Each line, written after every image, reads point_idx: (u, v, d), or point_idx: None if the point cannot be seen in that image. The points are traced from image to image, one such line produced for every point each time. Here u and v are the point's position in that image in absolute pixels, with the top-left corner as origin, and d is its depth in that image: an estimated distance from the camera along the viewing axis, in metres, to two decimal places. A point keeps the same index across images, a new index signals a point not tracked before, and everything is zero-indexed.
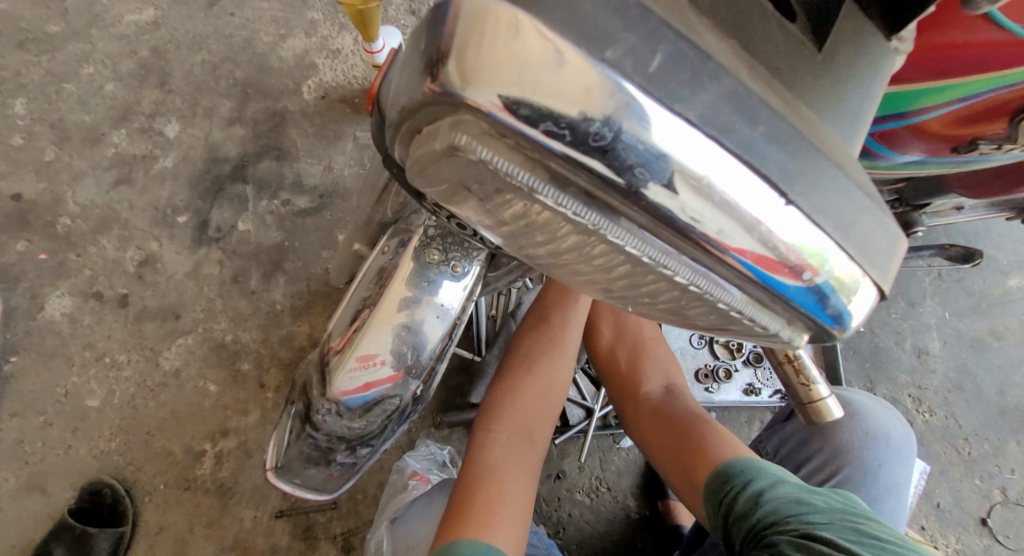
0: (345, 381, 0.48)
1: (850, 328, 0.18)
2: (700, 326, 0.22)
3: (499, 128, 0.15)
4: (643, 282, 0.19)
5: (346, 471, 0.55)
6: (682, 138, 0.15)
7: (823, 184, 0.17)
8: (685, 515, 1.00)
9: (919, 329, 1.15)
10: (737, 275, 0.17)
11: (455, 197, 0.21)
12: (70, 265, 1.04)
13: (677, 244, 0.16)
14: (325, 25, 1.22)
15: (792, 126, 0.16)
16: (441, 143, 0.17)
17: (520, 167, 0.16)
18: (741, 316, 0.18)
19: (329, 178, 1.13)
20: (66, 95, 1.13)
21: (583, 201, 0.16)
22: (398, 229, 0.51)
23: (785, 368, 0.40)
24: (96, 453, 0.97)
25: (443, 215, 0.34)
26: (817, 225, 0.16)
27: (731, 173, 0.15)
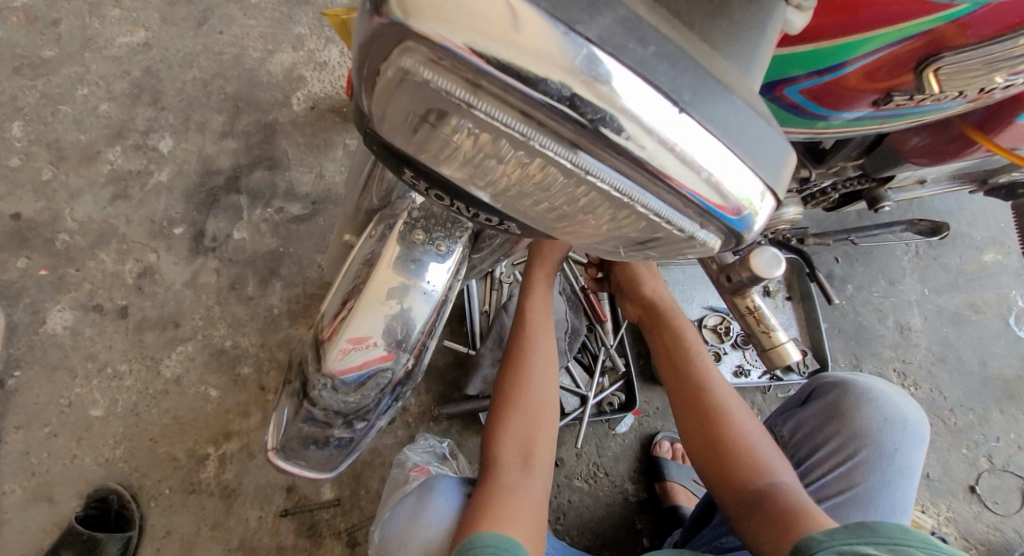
0: (340, 359, 0.51)
1: (752, 231, 0.23)
2: (636, 241, 0.26)
3: (436, 52, 0.18)
4: (577, 197, 0.23)
5: (344, 449, 0.58)
6: (585, 62, 0.17)
7: (714, 99, 0.19)
8: (684, 498, 1.01)
9: (900, 306, 1.19)
10: (651, 180, 0.20)
11: (415, 136, 0.24)
12: (71, 279, 1.07)
13: (595, 152, 0.19)
14: (312, 40, 1.26)
15: (681, 50, 0.19)
16: (393, 71, 0.20)
17: (457, 85, 0.19)
18: (661, 219, 0.22)
19: (320, 186, 1.17)
20: (62, 116, 1.16)
21: (514, 115, 0.19)
22: (384, 215, 0.54)
23: (747, 319, 0.49)
24: (100, 461, 0.98)
25: (421, 187, 0.36)
26: (709, 133, 0.19)
27: (628, 85, 0.17)
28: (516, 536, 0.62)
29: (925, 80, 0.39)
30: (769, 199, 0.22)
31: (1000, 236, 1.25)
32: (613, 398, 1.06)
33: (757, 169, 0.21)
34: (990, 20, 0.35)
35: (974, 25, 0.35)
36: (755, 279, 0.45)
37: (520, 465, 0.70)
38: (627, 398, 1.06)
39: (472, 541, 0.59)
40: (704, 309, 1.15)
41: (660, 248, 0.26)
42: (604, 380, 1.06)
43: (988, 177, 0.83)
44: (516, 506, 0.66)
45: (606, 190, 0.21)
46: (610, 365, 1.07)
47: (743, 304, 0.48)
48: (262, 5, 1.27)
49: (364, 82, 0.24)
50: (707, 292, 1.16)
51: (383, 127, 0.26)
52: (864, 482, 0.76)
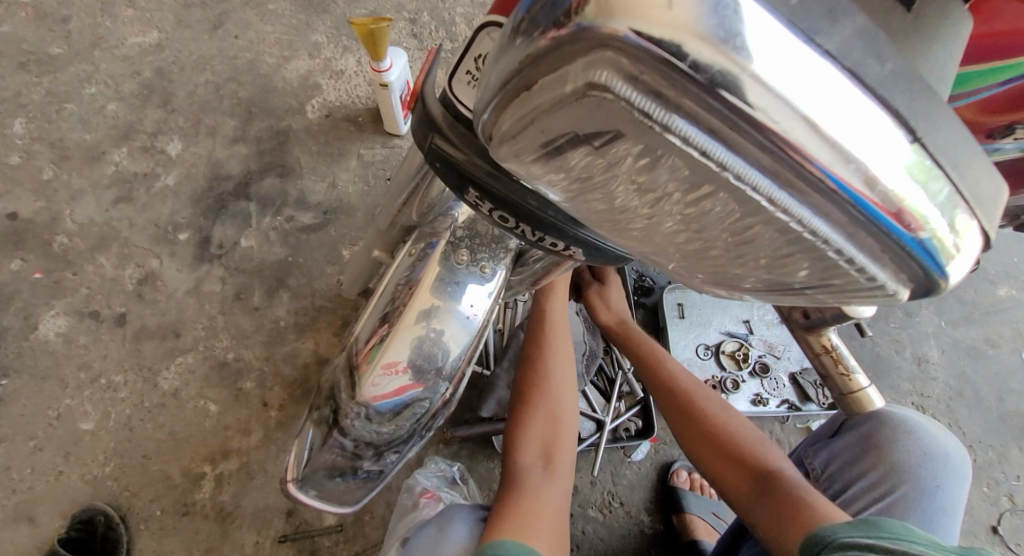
0: (374, 386, 0.47)
1: (955, 280, 0.20)
2: (795, 285, 0.24)
3: (639, 66, 0.16)
4: (747, 231, 0.21)
5: (369, 481, 0.54)
6: (822, 84, 0.16)
7: (937, 127, 0.18)
8: (704, 532, 0.97)
9: (918, 338, 1.17)
10: (857, 220, 0.18)
11: (551, 159, 0.22)
12: (66, 284, 1.02)
13: (798, 190, 0.18)
14: (329, 48, 1.23)
15: (907, 69, 0.18)
16: (571, 87, 0.18)
17: (657, 104, 0.17)
18: (851, 266, 0.20)
19: (333, 195, 1.12)
20: (67, 114, 1.13)
21: (718, 142, 0.17)
22: (422, 233, 0.50)
23: (823, 359, 0.47)
24: (88, 479, 0.93)
25: (485, 210, 0.34)
26: (932, 163, 0.18)
27: (861, 113, 0.16)
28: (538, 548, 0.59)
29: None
30: (979, 238, 0.20)
31: (1014, 271, 1.24)
32: (630, 424, 1.02)
33: (970, 204, 0.19)
34: None
35: None
36: (839, 316, 0.41)
37: (541, 468, 0.68)
38: (644, 425, 1.02)
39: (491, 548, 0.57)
40: (722, 334, 1.12)
41: (819, 294, 0.24)
42: (620, 405, 1.02)
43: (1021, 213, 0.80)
44: (538, 513, 0.64)
45: (795, 232, 0.19)
46: (627, 389, 1.04)
47: (816, 343, 0.46)
48: (280, 11, 1.25)
49: (497, 101, 0.21)
50: (723, 317, 1.14)
51: (498, 151, 0.24)
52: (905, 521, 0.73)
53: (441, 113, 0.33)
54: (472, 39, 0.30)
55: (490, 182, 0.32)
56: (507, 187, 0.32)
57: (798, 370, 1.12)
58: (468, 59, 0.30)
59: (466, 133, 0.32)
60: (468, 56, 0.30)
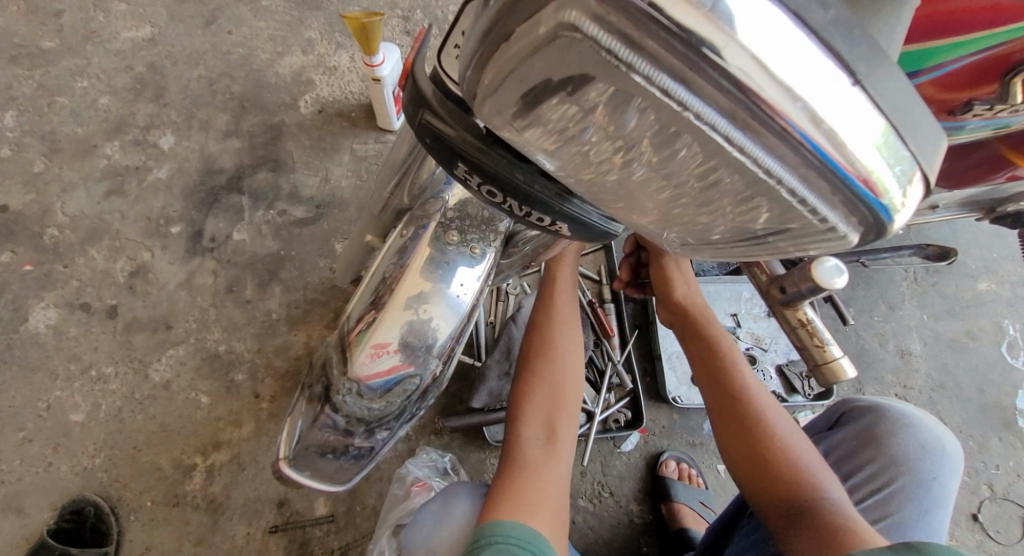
0: (367, 363, 0.48)
1: (897, 219, 0.22)
2: (756, 229, 0.26)
3: (606, 8, 0.17)
4: (709, 175, 0.22)
5: (360, 459, 0.55)
6: (770, 25, 0.16)
7: (882, 74, 0.19)
8: (692, 520, 0.98)
9: (900, 331, 1.20)
10: (806, 159, 0.19)
11: (532, 111, 0.23)
12: (56, 276, 1.02)
13: (752, 129, 0.19)
14: (322, 44, 1.24)
15: (854, 19, 0.19)
16: (545, 28, 0.19)
17: (623, 44, 0.18)
18: (802, 206, 0.22)
19: (326, 189, 1.13)
20: (58, 107, 1.13)
21: (678, 82, 0.18)
22: (415, 215, 0.51)
23: (800, 333, 0.49)
24: (78, 470, 0.92)
25: (474, 184, 0.35)
26: (876, 108, 0.19)
27: (807, 55, 0.17)
28: (539, 527, 0.61)
29: (1013, 89, 0.39)
30: (920, 185, 0.21)
31: (994, 266, 1.27)
32: (620, 415, 1.04)
33: (914, 151, 0.20)
34: None
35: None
36: (813, 289, 0.45)
37: (545, 441, 0.69)
38: (634, 416, 1.05)
39: (493, 529, 0.59)
40: None
41: (781, 242, 0.26)
42: (610, 396, 1.04)
43: (996, 205, 0.82)
44: (541, 491, 0.65)
45: (752, 172, 0.21)
46: (617, 382, 1.06)
47: (793, 317, 0.48)
48: (273, 7, 1.26)
49: (478, 56, 0.23)
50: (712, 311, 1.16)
51: (483, 107, 0.25)
52: (901, 511, 0.75)
53: (430, 90, 0.34)
54: (458, 16, 0.31)
55: (476, 154, 0.32)
56: (493, 161, 0.32)
57: (784, 362, 1.14)
58: (457, 34, 0.31)
59: (455, 109, 0.33)
60: (455, 32, 0.31)
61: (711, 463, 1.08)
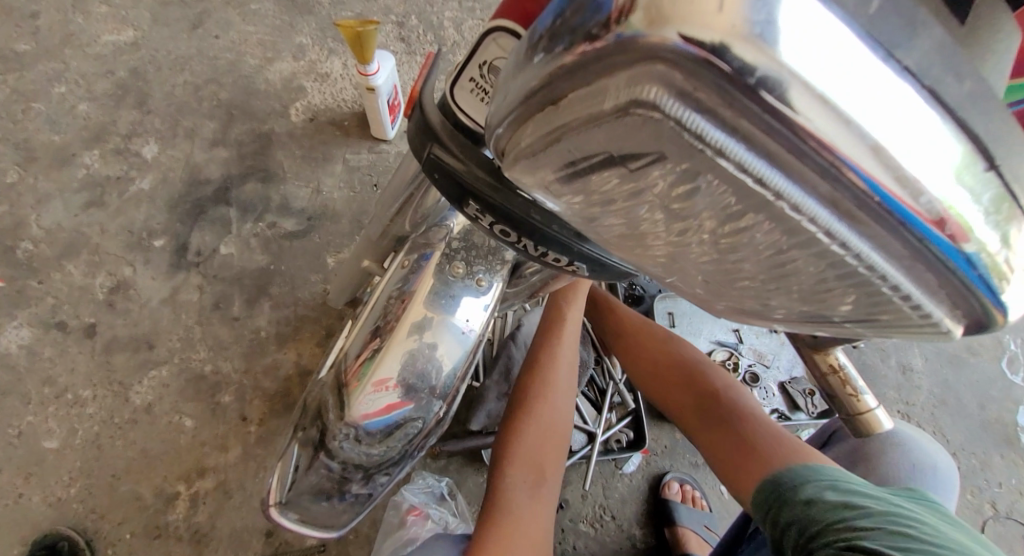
0: (364, 404, 0.44)
1: (1015, 317, 0.17)
2: (836, 318, 0.21)
3: (695, 83, 0.13)
4: (783, 266, 0.18)
5: (357, 503, 0.51)
6: (899, 107, 0.13)
7: (1013, 153, 0.16)
8: (695, 544, 0.95)
9: (902, 347, 1.19)
10: (920, 255, 0.15)
11: (574, 183, 0.19)
12: (30, 293, 0.97)
13: (857, 221, 0.15)
14: (314, 50, 1.19)
15: (984, 91, 0.15)
16: (611, 103, 0.14)
17: (714, 124, 0.14)
18: (905, 302, 0.17)
19: (318, 201, 1.09)
20: (34, 114, 1.07)
21: (771, 169, 0.14)
22: (416, 243, 0.47)
23: (831, 379, 0.45)
24: (51, 501, 0.87)
25: (485, 224, 0.31)
26: (1009, 195, 0.15)
27: (936, 142, 0.13)
28: None
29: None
30: None
31: None
32: (622, 435, 1.00)
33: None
34: None
35: None
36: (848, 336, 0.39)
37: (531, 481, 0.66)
38: (636, 436, 1.01)
39: None
40: (713, 343, 1.12)
41: (860, 328, 0.21)
42: (611, 416, 1.00)
43: None
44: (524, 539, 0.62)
45: (849, 267, 0.16)
46: (619, 400, 1.02)
47: (823, 363, 0.44)
48: (263, 11, 1.21)
49: (514, 116, 0.18)
50: (714, 326, 1.13)
51: (514, 167, 0.20)
52: None
53: (439, 121, 0.30)
54: (475, 45, 0.27)
55: (487, 194, 0.29)
56: (506, 199, 0.29)
57: (787, 379, 1.11)
58: (472, 66, 0.28)
59: (466, 142, 0.30)
60: (471, 64, 0.28)
61: (714, 483, 1.06)
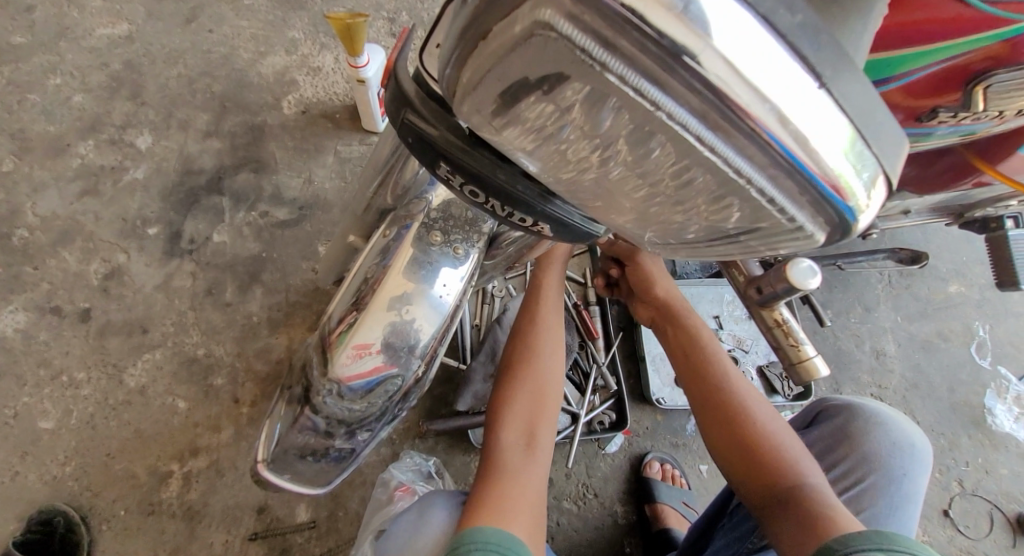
0: (347, 364, 0.47)
1: (856, 217, 0.21)
2: (727, 228, 0.25)
3: (580, 6, 0.16)
4: (679, 176, 0.22)
5: (340, 462, 0.54)
6: (738, 23, 0.16)
7: (850, 77, 0.19)
8: (675, 520, 0.99)
9: (875, 332, 1.23)
10: (775, 159, 0.19)
11: (510, 116, 0.23)
12: (26, 279, 0.99)
13: (722, 129, 0.18)
14: (306, 44, 1.22)
15: (825, 26, 0.18)
16: (520, 27, 0.18)
17: (596, 42, 0.17)
18: (771, 204, 0.21)
19: (309, 191, 1.12)
20: (29, 105, 1.10)
21: (648, 80, 0.18)
22: (398, 216, 0.50)
23: (775, 332, 0.50)
24: (47, 479, 0.89)
25: (456, 184, 0.34)
26: (842, 111, 0.18)
27: (775, 57, 0.16)
28: (517, 531, 0.60)
29: (975, 99, 0.40)
30: (884, 184, 0.21)
31: (967, 269, 1.30)
32: (604, 417, 1.04)
33: (878, 154, 0.20)
34: None
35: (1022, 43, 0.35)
36: (789, 290, 0.47)
37: (523, 446, 0.69)
38: (618, 417, 1.04)
39: (468, 536, 0.58)
40: None
41: (751, 240, 0.26)
42: (595, 399, 1.04)
43: (964, 213, 0.84)
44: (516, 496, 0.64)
45: (722, 172, 0.20)
46: (602, 384, 1.06)
47: (769, 317, 0.50)
48: (256, 6, 1.24)
49: (458, 55, 0.22)
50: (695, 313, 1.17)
51: (461, 107, 0.24)
52: (872, 507, 0.77)
53: (413, 89, 0.32)
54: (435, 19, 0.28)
55: (459, 157, 0.31)
56: (476, 160, 0.31)
57: (765, 363, 1.15)
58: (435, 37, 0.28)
59: (438, 109, 0.31)
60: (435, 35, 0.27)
61: (694, 463, 1.09)
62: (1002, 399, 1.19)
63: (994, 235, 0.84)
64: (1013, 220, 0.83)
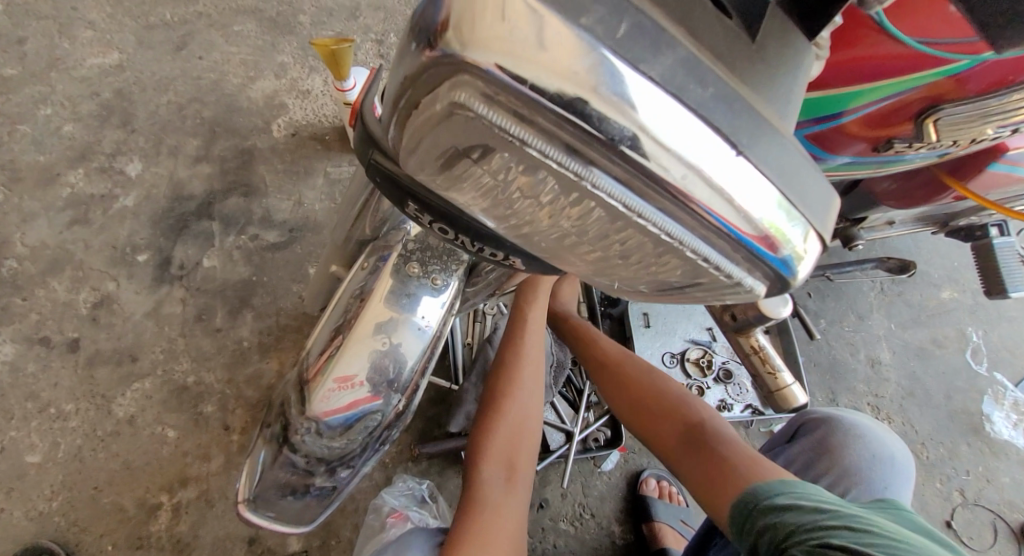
0: (326, 401, 0.47)
1: (796, 273, 0.22)
2: (672, 282, 0.25)
3: (495, 88, 0.17)
4: (619, 237, 0.22)
5: (323, 499, 0.54)
6: (646, 99, 0.17)
7: (766, 143, 0.19)
8: (672, 538, 0.98)
9: (870, 341, 1.23)
10: (702, 222, 0.19)
11: (451, 178, 0.23)
12: (14, 309, 0.98)
13: (649, 197, 0.19)
14: (295, 68, 1.24)
15: (737, 95, 0.19)
16: (441, 105, 0.19)
17: (513, 122, 0.18)
18: (709, 265, 0.21)
19: (299, 213, 1.12)
20: (20, 136, 1.10)
21: (567, 153, 0.18)
22: (376, 246, 0.50)
23: (753, 358, 0.54)
24: (34, 515, 0.88)
25: (426, 222, 0.33)
26: (762, 174, 0.19)
27: (686, 130, 0.17)
28: None
29: (926, 129, 0.41)
30: (815, 241, 0.22)
31: (958, 275, 1.30)
32: (599, 434, 1.03)
33: (806, 213, 0.21)
34: (982, 76, 0.37)
35: (970, 79, 0.37)
36: (761, 318, 0.48)
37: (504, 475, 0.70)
38: (613, 435, 1.03)
39: None
40: (687, 342, 1.15)
41: (698, 293, 0.26)
42: (589, 416, 1.02)
43: (949, 221, 0.85)
44: (498, 527, 0.65)
45: (655, 235, 0.20)
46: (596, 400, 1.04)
47: (747, 344, 0.53)
48: (245, 32, 1.25)
49: (396, 117, 0.22)
50: (688, 325, 1.17)
51: (407, 163, 0.24)
52: None
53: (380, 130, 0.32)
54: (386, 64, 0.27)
55: (425, 196, 0.31)
56: (443, 200, 0.31)
57: None
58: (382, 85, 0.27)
59: None
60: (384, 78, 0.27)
61: None
62: (1000, 405, 1.19)
63: (979, 243, 0.85)
64: (998, 228, 0.83)
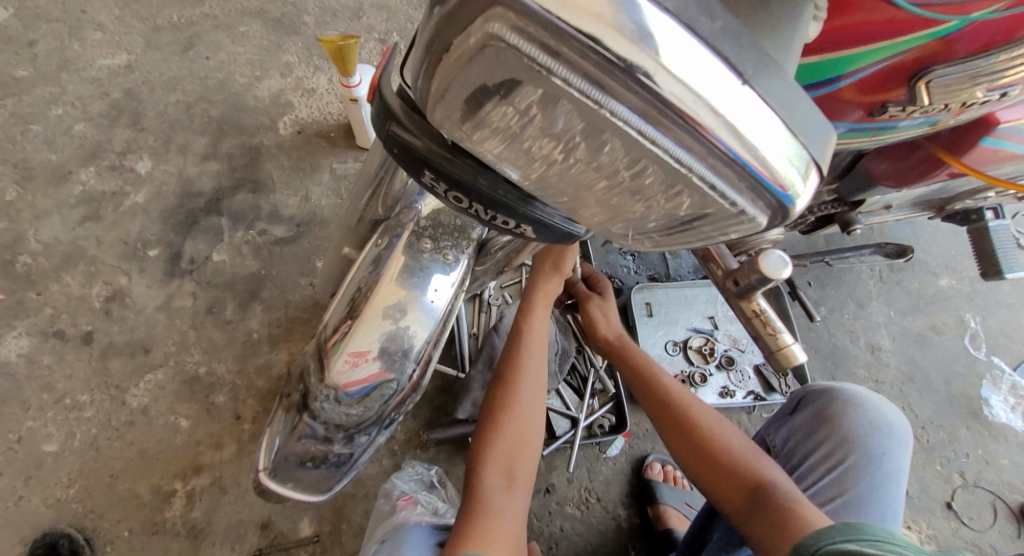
0: (344, 372, 0.49)
1: (796, 204, 0.24)
2: (680, 219, 0.28)
3: (524, 20, 0.19)
4: (631, 168, 0.24)
5: (339, 468, 0.56)
6: (665, 31, 0.18)
7: (770, 76, 0.21)
8: (678, 521, 0.99)
9: (870, 328, 1.24)
10: (711, 151, 0.21)
11: (473, 122, 0.25)
12: (29, 304, 1.01)
13: (663, 125, 0.21)
14: (300, 67, 1.26)
15: (745, 32, 0.21)
16: (475, 39, 0.20)
17: (539, 50, 0.19)
18: (715, 192, 0.24)
19: (306, 208, 1.14)
20: (32, 135, 1.12)
21: (588, 82, 0.20)
22: (388, 225, 0.51)
23: (755, 322, 0.55)
24: (51, 502, 0.90)
25: (440, 191, 0.35)
26: (768, 106, 0.21)
27: (700, 59, 0.19)
28: None
29: (918, 92, 0.44)
30: (814, 174, 0.24)
31: (957, 263, 1.32)
32: (604, 420, 1.04)
33: (807, 147, 0.23)
34: (972, 36, 0.40)
35: (958, 39, 0.40)
36: (763, 281, 0.50)
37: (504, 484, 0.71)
38: (618, 420, 1.04)
39: None
40: (689, 331, 1.17)
41: (704, 227, 0.28)
42: (594, 403, 1.05)
43: (944, 204, 0.86)
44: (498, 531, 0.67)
45: (666, 163, 0.22)
46: (600, 387, 1.06)
47: (748, 308, 0.54)
48: (251, 33, 1.27)
49: (425, 68, 0.24)
50: (690, 314, 1.18)
51: (432, 114, 0.26)
52: (855, 486, 0.77)
53: (398, 103, 0.34)
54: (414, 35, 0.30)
55: (441, 164, 0.33)
56: (459, 168, 0.33)
57: (761, 362, 1.17)
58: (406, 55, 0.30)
59: (421, 120, 0.33)
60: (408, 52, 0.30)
61: None
62: (998, 389, 1.20)
63: (975, 227, 0.86)
64: (992, 210, 0.84)
